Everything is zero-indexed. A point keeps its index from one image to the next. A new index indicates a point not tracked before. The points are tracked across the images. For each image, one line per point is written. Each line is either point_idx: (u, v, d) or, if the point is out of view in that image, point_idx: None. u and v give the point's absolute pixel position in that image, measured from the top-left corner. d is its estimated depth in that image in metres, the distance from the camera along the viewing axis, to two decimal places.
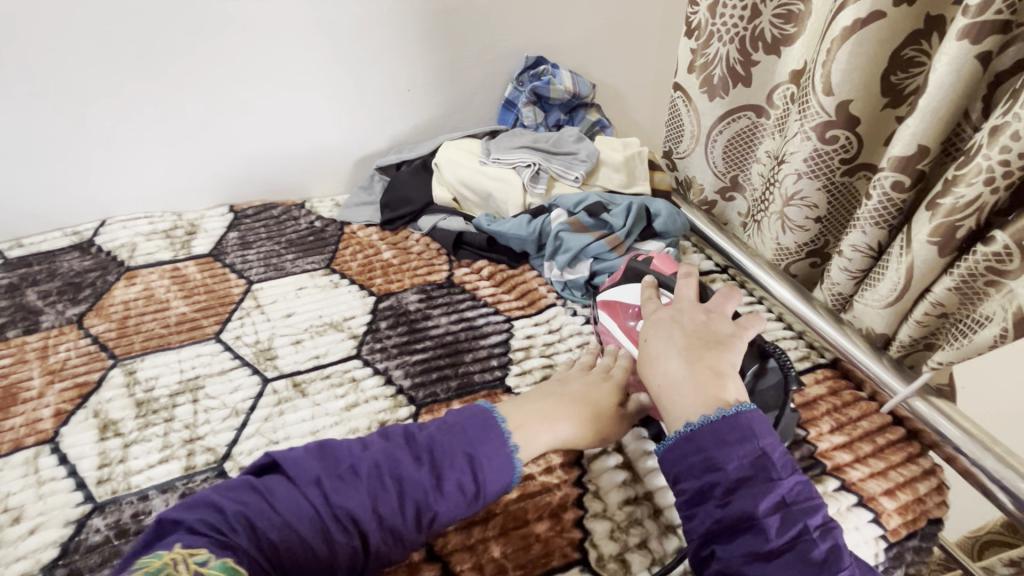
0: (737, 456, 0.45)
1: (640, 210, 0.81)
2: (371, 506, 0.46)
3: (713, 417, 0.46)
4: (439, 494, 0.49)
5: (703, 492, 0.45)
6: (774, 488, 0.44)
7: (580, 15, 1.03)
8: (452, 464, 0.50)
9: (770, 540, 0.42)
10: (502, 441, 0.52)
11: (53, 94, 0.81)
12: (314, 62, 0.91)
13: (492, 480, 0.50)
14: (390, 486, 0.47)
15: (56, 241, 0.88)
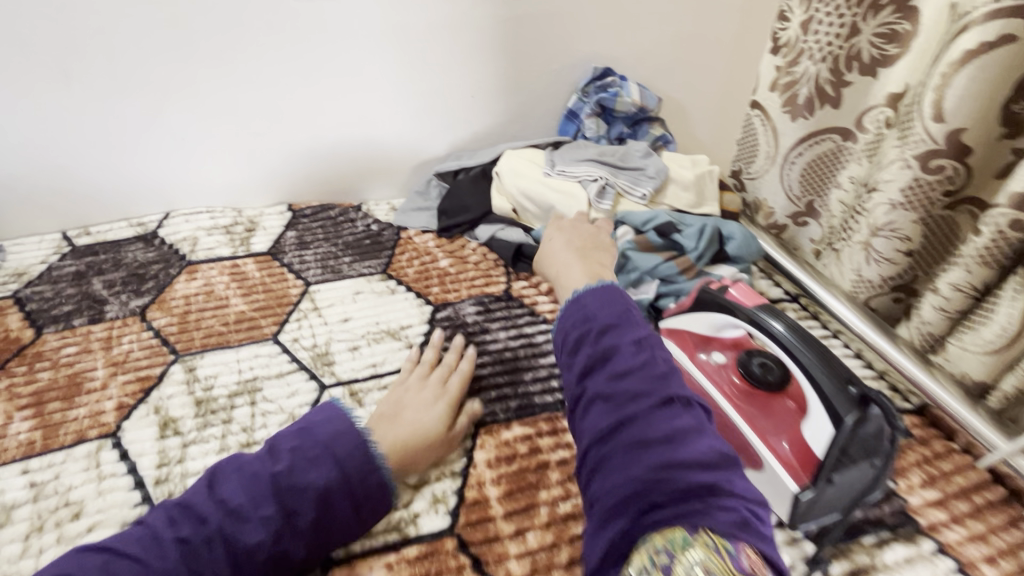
0: (609, 308, 0.48)
1: (713, 233, 0.78)
2: (251, 490, 0.47)
3: (593, 287, 0.51)
4: (316, 454, 0.50)
5: (580, 339, 0.47)
6: (655, 349, 0.45)
7: (652, 27, 1.00)
8: (298, 444, 0.50)
9: (660, 394, 0.41)
10: (340, 412, 0.54)
11: (128, 86, 0.81)
12: (382, 65, 0.90)
13: (351, 443, 0.51)
14: (262, 471, 0.48)
15: (122, 231, 0.89)
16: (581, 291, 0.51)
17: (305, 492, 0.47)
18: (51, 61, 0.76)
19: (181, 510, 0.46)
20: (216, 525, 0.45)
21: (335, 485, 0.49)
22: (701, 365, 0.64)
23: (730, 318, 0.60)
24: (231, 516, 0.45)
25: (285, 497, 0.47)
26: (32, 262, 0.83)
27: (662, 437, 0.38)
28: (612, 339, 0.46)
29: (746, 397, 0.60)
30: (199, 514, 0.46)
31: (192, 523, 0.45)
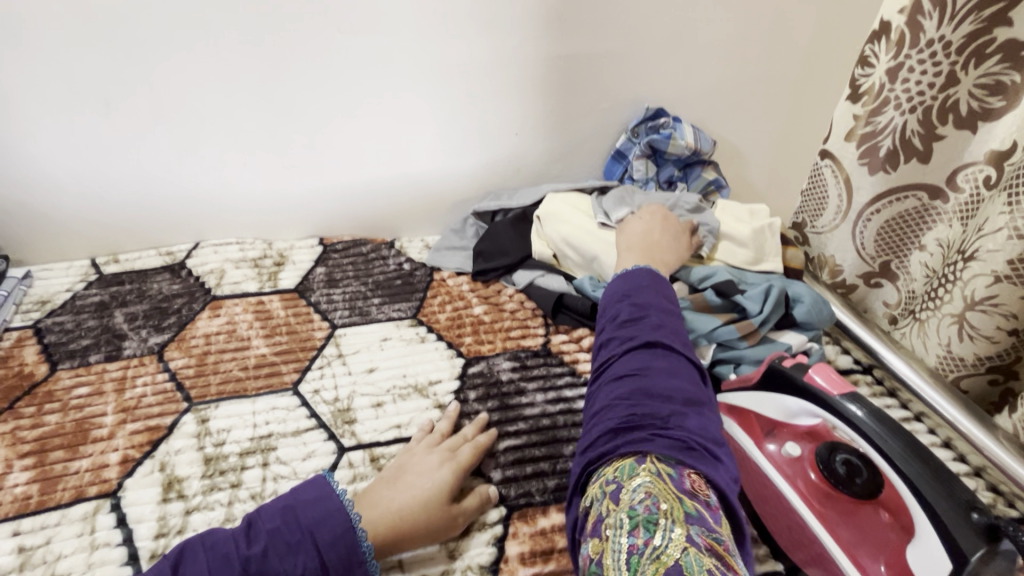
0: (646, 296, 0.59)
1: (780, 296, 0.70)
2: (223, 572, 0.43)
3: (644, 270, 0.62)
4: (292, 539, 0.46)
5: (608, 321, 0.59)
6: (668, 330, 0.55)
7: (709, 67, 0.94)
8: (277, 528, 0.46)
9: (657, 353, 0.53)
10: (330, 491, 0.50)
11: (167, 116, 0.79)
12: (424, 100, 0.86)
13: (331, 528, 0.47)
14: (235, 555, 0.44)
15: (150, 260, 0.87)
16: (627, 270, 0.63)
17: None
18: (93, 90, 0.75)
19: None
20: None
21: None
22: (771, 455, 0.56)
23: (808, 403, 0.52)
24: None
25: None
26: (57, 289, 0.81)
27: (648, 372, 0.51)
28: (638, 361, 0.52)
29: (826, 501, 0.52)
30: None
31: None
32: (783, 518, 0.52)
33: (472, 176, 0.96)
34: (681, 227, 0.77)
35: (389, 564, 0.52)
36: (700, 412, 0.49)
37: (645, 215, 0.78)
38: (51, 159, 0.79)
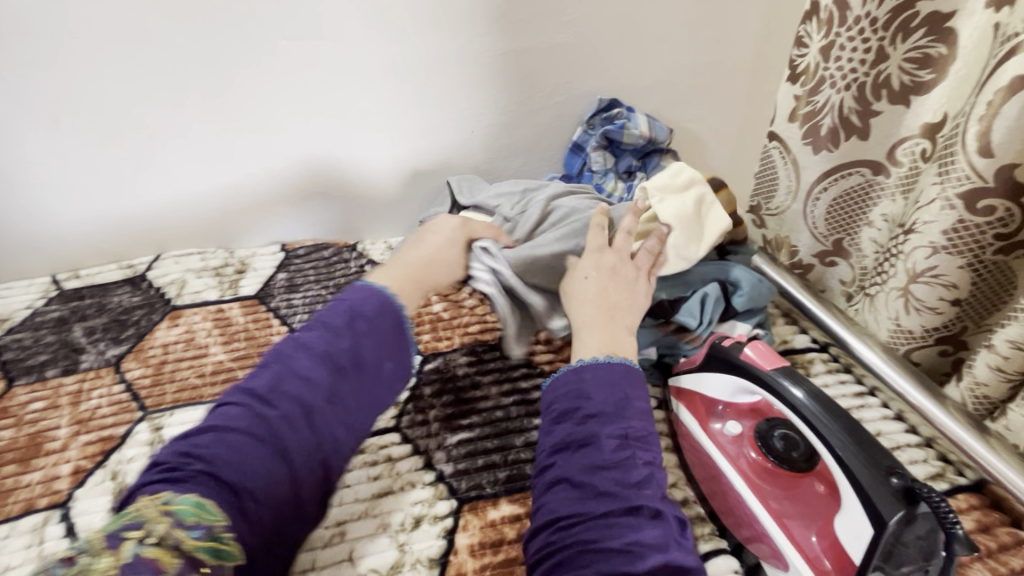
0: (609, 392, 0.50)
1: (717, 298, 0.69)
2: (331, 366, 0.49)
3: (601, 361, 0.53)
4: (359, 333, 0.52)
5: (562, 416, 0.49)
6: (637, 440, 0.47)
7: (661, 56, 0.94)
8: (351, 328, 0.52)
9: (624, 475, 0.44)
10: (378, 299, 0.56)
11: (115, 127, 0.80)
12: (376, 101, 0.87)
13: (384, 319, 0.55)
14: (332, 351, 0.50)
15: (111, 273, 0.87)
16: (587, 362, 0.53)
17: (371, 361, 0.52)
18: (39, 106, 0.76)
19: (257, 400, 0.47)
20: (313, 401, 0.47)
21: (380, 364, 0.53)
22: (713, 434, 0.56)
23: (744, 380, 0.53)
24: (310, 380, 0.48)
25: (355, 370, 0.51)
26: (18, 306, 0.81)
27: (612, 498, 0.43)
28: (603, 459, 0.45)
29: (765, 476, 0.52)
30: (294, 396, 0.47)
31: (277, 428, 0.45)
32: (726, 495, 0.53)
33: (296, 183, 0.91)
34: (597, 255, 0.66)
35: (336, 559, 0.51)
36: (667, 544, 0.41)
37: (593, 253, 0.65)
38: (4, 177, 0.80)
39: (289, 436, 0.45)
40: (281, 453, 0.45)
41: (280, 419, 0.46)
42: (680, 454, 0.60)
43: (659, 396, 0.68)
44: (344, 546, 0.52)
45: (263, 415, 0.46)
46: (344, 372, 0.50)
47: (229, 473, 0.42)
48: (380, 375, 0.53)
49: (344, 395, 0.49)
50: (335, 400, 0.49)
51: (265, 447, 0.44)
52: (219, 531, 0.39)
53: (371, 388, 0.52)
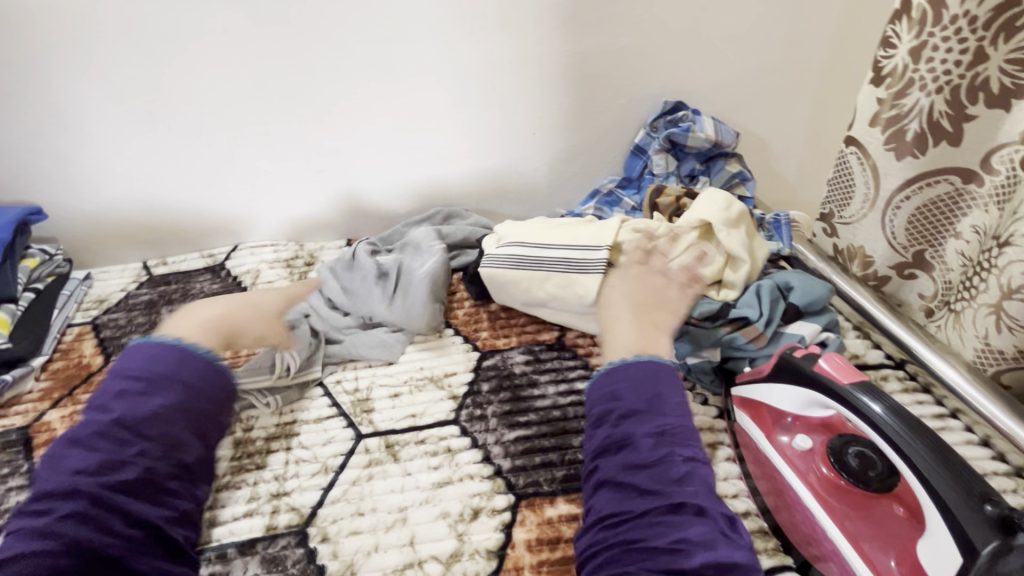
0: (642, 393, 0.53)
1: (773, 292, 0.68)
2: (105, 443, 0.49)
3: (626, 360, 0.56)
4: (152, 388, 0.53)
5: (598, 417, 0.54)
6: (675, 436, 0.51)
7: (730, 57, 0.92)
8: (113, 393, 0.52)
9: (664, 474, 0.48)
10: (165, 346, 0.56)
11: (206, 125, 0.86)
12: (444, 102, 0.89)
13: (215, 384, 0.57)
14: (94, 424, 0.50)
15: (194, 262, 0.94)
16: (619, 362, 0.56)
17: (166, 421, 0.52)
18: (141, 106, 0.83)
19: (90, 485, 0.47)
20: (90, 491, 0.47)
21: (201, 395, 0.55)
22: (782, 447, 0.54)
23: (816, 393, 0.52)
24: (108, 472, 0.48)
25: (162, 440, 0.51)
26: (114, 288, 0.88)
27: (653, 497, 0.47)
28: (647, 456, 0.49)
29: (838, 495, 0.50)
30: (66, 491, 0.46)
31: (122, 502, 0.48)
32: (793, 511, 0.51)
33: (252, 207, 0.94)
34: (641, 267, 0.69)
35: (397, 543, 0.53)
36: (712, 533, 0.46)
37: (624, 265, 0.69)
38: (107, 170, 0.88)
39: (123, 521, 0.47)
40: (109, 536, 0.46)
41: (102, 509, 0.47)
42: (742, 465, 0.58)
43: (720, 405, 0.66)
44: (405, 531, 0.54)
45: (78, 511, 0.46)
46: (166, 448, 0.52)
47: (72, 539, 0.45)
48: (202, 404, 0.55)
49: (149, 480, 0.50)
50: (151, 481, 0.50)
51: (98, 551, 0.45)
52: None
53: (198, 419, 0.55)
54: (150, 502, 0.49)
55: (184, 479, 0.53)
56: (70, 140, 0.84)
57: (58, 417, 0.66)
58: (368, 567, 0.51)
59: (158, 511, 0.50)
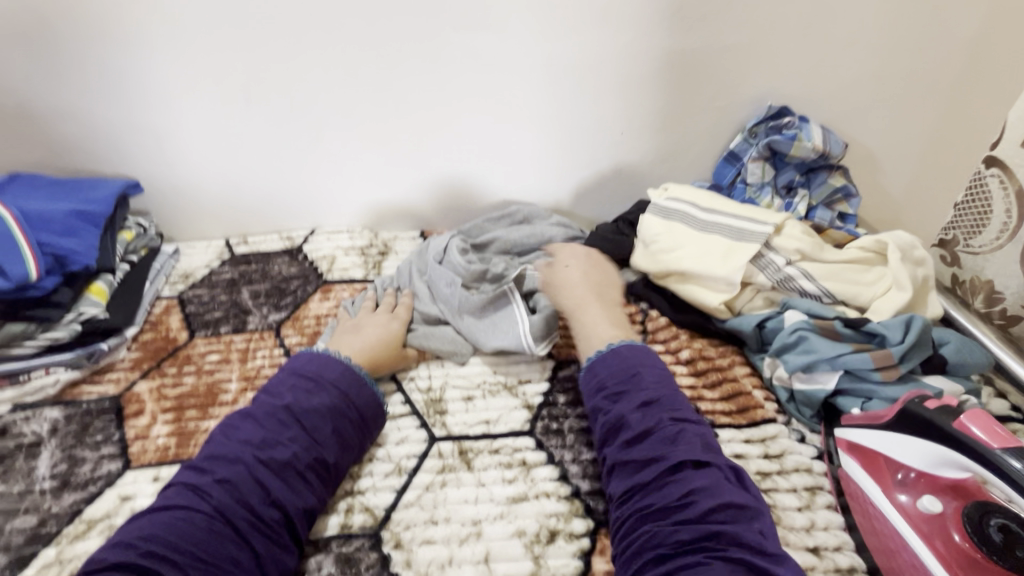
0: (619, 375, 0.57)
1: (926, 332, 0.61)
2: (271, 423, 0.53)
3: (604, 351, 0.61)
4: (317, 389, 0.57)
5: (594, 408, 0.57)
6: (660, 404, 0.54)
7: (847, 60, 0.84)
8: (287, 384, 0.57)
9: (659, 438, 0.51)
10: (333, 358, 0.60)
11: (297, 109, 0.86)
12: (533, 95, 0.86)
13: (362, 394, 0.59)
14: (266, 407, 0.55)
15: (273, 243, 0.95)
16: (594, 356, 0.61)
17: (320, 419, 0.55)
18: (239, 87, 0.84)
19: (250, 458, 0.50)
20: (250, 462, 0.50)
21: (354, 409, 0.58)
22: (903, 508, 0.50)
23: (955, 454, 0.46)
24: (267, 450, 0.51)
25: (314, 434, 0.54)
26: (199, 265, 0.90)
27: (653, 465, 0.50)
28: (641, 427, 0.52)
29: (973, 569, 0.45)
30: (229, 458, 0.50)
31: (258, 485, 0.49)
32: None
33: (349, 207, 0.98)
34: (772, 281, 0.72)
35: (472, 558, 0.51)
36: (721, 486, 0.47)
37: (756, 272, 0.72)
38: (201, 148, 0.90)
39: (245, 508, 0.48)
40: (224, 523, 0.46)
41: (225, 493, 0.48)
42: (845, 517, 0.53)
43: (818, 445, 0.60)
44: (480, 546, 0.52)
45: (230, 481, 0.48)
46: (312, 440, 0.53)
47: (191, 522, 0.45)
48: (351, 415, 0.57)
49: (292, 465, 0.51)
50: (294, 466, 0.51)
51: (215, 539, 0.45)
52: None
53: (347, 425, 0.56)
54: (283, 487, 0.50)
55: (316, 475, 0.53)
56: (170, 118, 0.87)
57: (147, 390, 0.67)
58: None
59: (283, 503, 0.49)
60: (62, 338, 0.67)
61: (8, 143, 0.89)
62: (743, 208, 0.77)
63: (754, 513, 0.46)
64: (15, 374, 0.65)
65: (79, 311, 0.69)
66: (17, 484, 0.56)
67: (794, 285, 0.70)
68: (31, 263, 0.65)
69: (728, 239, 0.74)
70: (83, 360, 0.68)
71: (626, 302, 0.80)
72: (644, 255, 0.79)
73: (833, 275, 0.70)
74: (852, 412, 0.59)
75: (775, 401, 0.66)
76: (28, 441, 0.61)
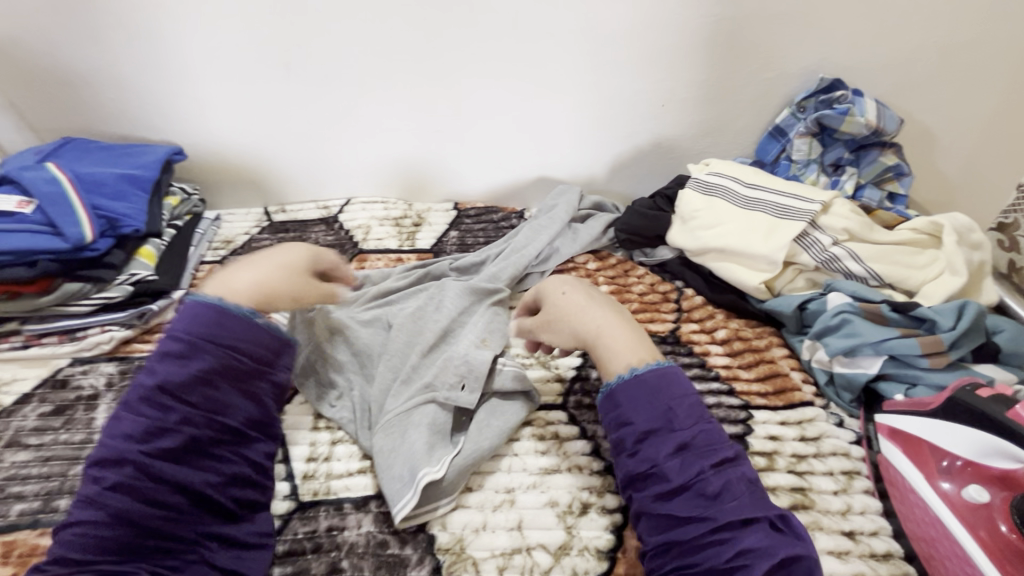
0: (648, 412, 0.45)
1: (981, 320, 0.59)
2: (149, 410, 0.43)
3: (627, 377, 0.47)
4: (191, 351, 0.45)
5: (618, 443, 0.46)
6: (697, 450, 0.43)
7: (911, 29, 0.78)
8: (152, 353, 0.45)
9: (699, 494, 0.41)
10: (196, 306, 0.47)
11: (335, 77, 0.86)
12: (573, 65, 0.84)
13: (260, 342, 0.49)
14: (137, 388, 0.44)
15: (310, 212, 0.97)
16: (615, 383, 0.48)
17: (230, 394, 0.46)
18: (279, 54, 0.84)
19: (136, 453, 0.42)
20: (151, 460, 0.42)
21: (245, 355, 0.47)
22: (947, 496, 0.48)
23: (1008, 445, 0.45)
24: (154, 440, 0.42)
25: (206, 398, 0.45)
26: (239, 231, 0.93)
27: (695, 526, 0.40)
28: (678, 475, 0.42)
29: (1019, 563, 0.43)
30: (115, 459, 0.41)
31: (161, 478, 0.42)
32: (955, 570, 0.46)
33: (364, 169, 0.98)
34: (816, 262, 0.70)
35: (506, 525, 0.52)
36: (776, 544, 0.39)
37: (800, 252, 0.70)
38: (240, 117, 0.92)
39: (157, 509, 0.42)
40: (129, 525, 0.40)
41: (124, 496, 0.41)
42: (883, 502, 0.53)
43: (858, 430, 0.59)
44: (513, 514, 0.53)
45: (123, 482, 0.41)
46: (209, 412, 0.45)
47: (93, 536, 0.39)
48: (242, 363, 0.47)
49: (194, 443, 0.44)
50: (196, 445, 0.44)
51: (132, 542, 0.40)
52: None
53: (241, 377, 0.47)
54: (191, 468, 0.44)
55: (224, 443, 0.46)
56: (211, 85, 0.88)
57: None
58: (476, 546, 0.50)
59: (194, 481, 0.44)
60: (116, 297, 0.70)
61: (60, 108, 0.92)
62: (788, 185, 0.74)
63: (809, 564, 0.39)
64: (74, 331, 0.69)
65: (131, 273, 0.72)
66: (77, 433, 0.59)
67: (838, 266, 0.68)
68: (86, 227, 0.68)
69: (770, 216, 0.72)
70: (135, 320, 0.70)
71: (662, 279, 0.80)
72: (682, 232, 0.78)
73: (882, 256, 0.67)
74: (896, 398, 0.57)
75: (814, 384, 0.64)
76: (86, 394, 0.64)
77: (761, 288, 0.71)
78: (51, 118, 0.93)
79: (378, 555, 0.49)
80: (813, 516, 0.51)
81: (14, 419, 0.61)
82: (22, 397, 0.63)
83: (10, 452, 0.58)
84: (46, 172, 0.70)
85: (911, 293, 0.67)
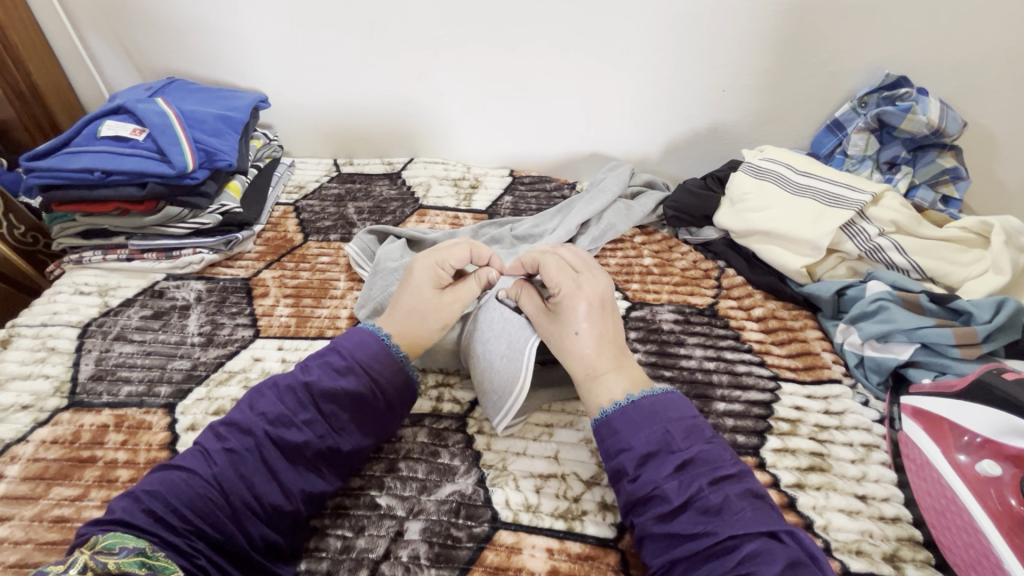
0: (644, 433, 0.47)
1: (1021, 315, 0.61)
2: (289, 400, 0.49)
3: (622, 404, 0.50)
4: (347, 369, 0.51)
5: (617, 471, 0.47)
6: (697, 468, 0.45)
7: (988, 32, 0.78)
8: (321, 360, 0.52)
9: (700, 510, 0.43)
10: (373, 336, 0.55)
11: (413, 42, 0.92)
12: (637, 45, 0.86)
13: (387, 367, 0.53)
14: (291, 378, 0.51)
15: (375, 167, 1.03)
16: (610, 410, 0.50)
17: (339, 404, 0.50)
18: (362, 14, 0.89)
19: (261, 432, 0.47)
20: (259, 435, 0.47)
21: (380, 389, 0.52)
22: (961, 468, 0.52)
23: (1021, 422, 0.48)
24: (278, 429, 0.47)
25: (332, 420, 0.49)
26: (310, 178, 1.00)
27: (700, 540, 0.41)
28: (680, 490, 0.44)
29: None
30: (243, 428, 0.47)
31: (263, 465, 0.46)
32: (958, 535, 0.49)
33: (426, 131, 1.05)
34: (861, 249, 0.72)
35: (544, 453, 0.56)
36: (774, 550, 0.40)
37: (850, 239, 0.73)
38: (322, 75, 0.99)
39: (246, 486, 0.45)
40: (223, 497, 0.44)
41: (230, 466, 0.45)
42: (897, 474, 0.56)
43: (882, 410, 0.62)
44: (551, 445, 0.57)
45: (239, 451, 0.46)
46: (329, 427, 0.49)
47: (194, 490, 0.43)
48: (378, 402, 0.52)
49: (302, 451, 0.47)
50: (304, 454, 0.48)
51: (213, 509, 0.43)
52: (148, 551, 0.40)
53: (371, 416, 0.52)
54: (289, 471, 0.47)
55: (329, 463, 0.49)
56: (296, 42, 0.95)
57: (270, 278, 0.77)
58: (517, 465, 0.55)
59: (286, 484, 0.46)
60: (207, 224, 0.80)
61: (162, 52, 1.01)
62: (839, 175, 0.77)
63: (813, 571, 0.40)
64: (170, 250, 0.79)
65: (220, 204, 0.82)
66: (173, 334, 0.69)
67: (882, 256, 0.71)
68: (188, 156, 0.76)
69: (819, 204, 0.75)
70: (222, 246, 0.80)
71: (705, 258, 0.83)
72: (729, 213, 0.81)
73: (927, 250, 0.71)
74: (923, 381, 0.60)
75: (843, 365, 0.67)
76: (180, 304, 0.73)
77: (803, 272, 0.74)
78: (153, 59, 1.03)
79: (430, 462, 0.55)
80: (828, 478, 0.55)
81: (120, 318, 0.71)
82: (127, 300, 0.73)
83: (118, 344, 0.67)
84: (156, 106, 0.78)
85: (951, 288, 0.70)
